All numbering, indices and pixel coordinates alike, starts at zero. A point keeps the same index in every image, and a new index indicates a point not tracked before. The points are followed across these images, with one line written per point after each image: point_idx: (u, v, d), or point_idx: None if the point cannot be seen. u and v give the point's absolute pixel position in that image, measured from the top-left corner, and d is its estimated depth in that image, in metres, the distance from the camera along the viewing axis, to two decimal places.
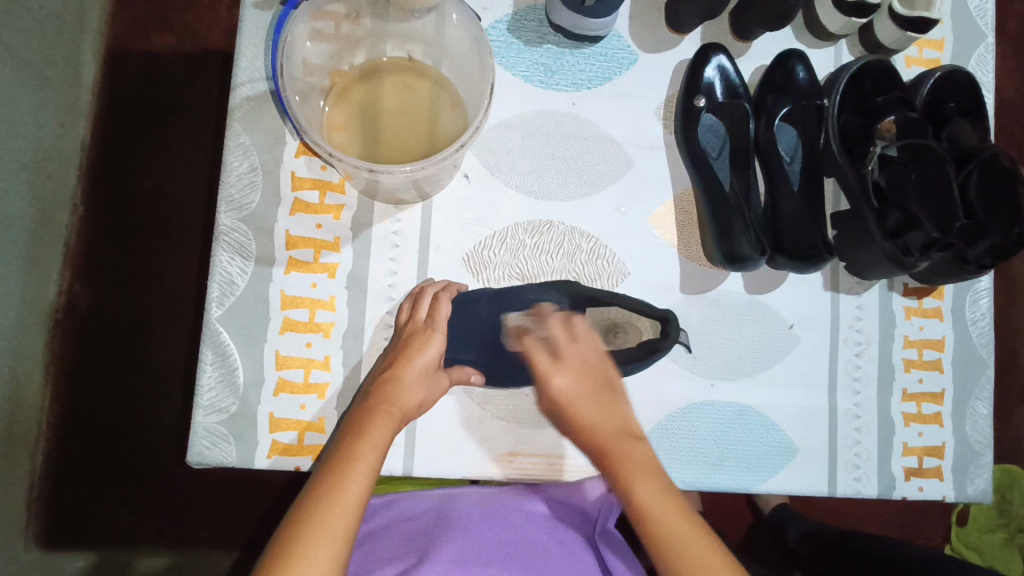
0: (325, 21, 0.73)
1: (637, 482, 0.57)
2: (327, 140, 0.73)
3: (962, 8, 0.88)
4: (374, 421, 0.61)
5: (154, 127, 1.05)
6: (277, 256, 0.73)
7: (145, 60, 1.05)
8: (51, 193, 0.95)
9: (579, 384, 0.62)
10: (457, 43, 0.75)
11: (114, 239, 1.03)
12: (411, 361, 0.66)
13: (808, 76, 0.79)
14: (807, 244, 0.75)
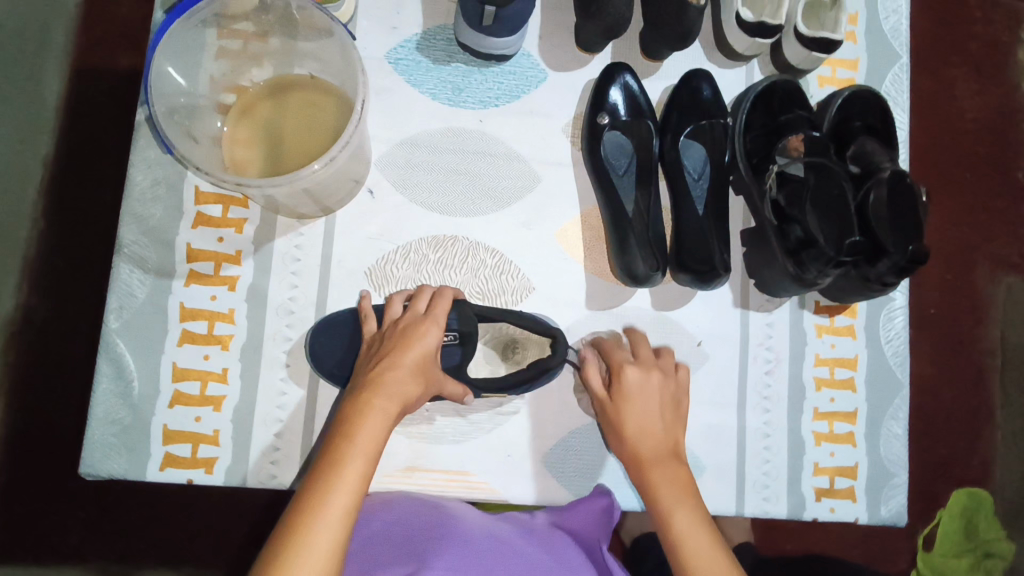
0: (232, 39, 0.76)
1: (659, 478, 0.66)
2: (227, 154, 0.73)
3: (876, 28, 0.89)
4: (373, 407, 0.59)
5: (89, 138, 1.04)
6: (177, 269, 0.74)
7: (96, 74, 1.04)
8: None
9: (646, 386, 0.70)
10: (335, 58, 0.74)
11: (47, 249, 1.01)
12: (409, 353, 0.63)
13: (712, 94, 0.80)
14: (706, 259, 0.75)
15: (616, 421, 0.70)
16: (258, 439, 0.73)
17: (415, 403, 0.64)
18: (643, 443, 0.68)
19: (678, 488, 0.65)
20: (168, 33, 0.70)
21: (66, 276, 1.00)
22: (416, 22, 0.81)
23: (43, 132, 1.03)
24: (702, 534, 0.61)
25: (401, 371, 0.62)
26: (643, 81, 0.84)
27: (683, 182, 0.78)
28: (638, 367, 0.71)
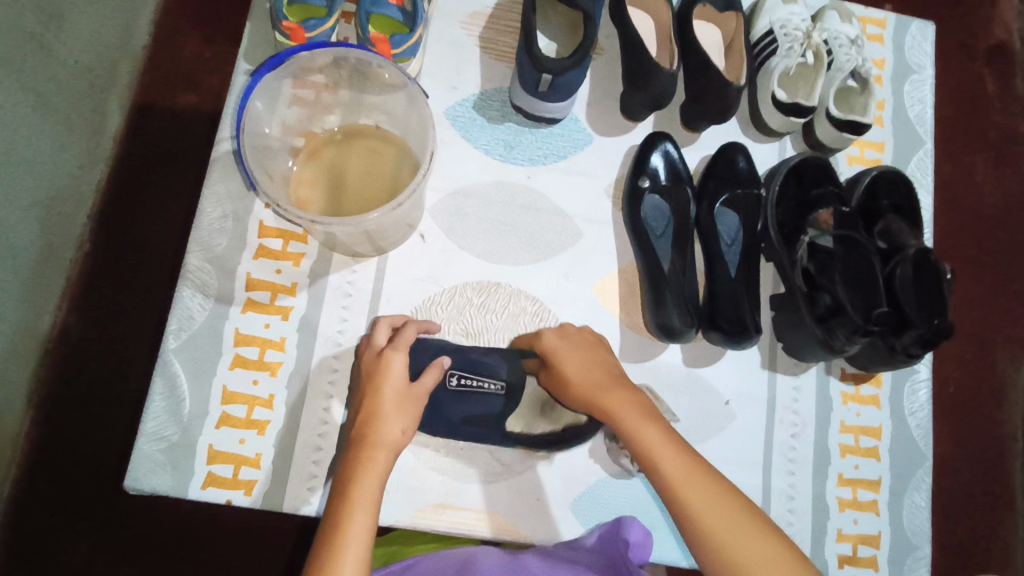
0: (306, 89, 0.81)
1: (609, 402, 0.65)
2: (293, 193, 0.79)
3: (902, 115, 0.95)
4: (371, 454, 0.61)
5: (158, 172, 1.12)
6: (236, 296, 0.79)
7: (168, 116, 1.14)
8: (59, 224, 1.00)
9: (566, 337, 0.73)
10: (403, 112, 0.81)
11: (109, 274, 1.06)
12: (381, 392, 0.65)
13: (747, 166, 0.85)
14: (738, 321, 0.78)
15: (555, 377, 0.71)
16: (296, 465, 0.75)
17: (404, 432, 0.64)
18: (585, 377, 0.68)
19: (628, 403, 0.64)
20: (261, 83, 0.75)
21: (124, 300, 1.06)
22: (475, 84, 0.88)
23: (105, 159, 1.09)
24: (658, 431, 0.61)
25: (384, 407, 0.64)
26: (683, 149, 0.89)
27: (717, 247, 0.83)
28: (552, 328, 0.74)
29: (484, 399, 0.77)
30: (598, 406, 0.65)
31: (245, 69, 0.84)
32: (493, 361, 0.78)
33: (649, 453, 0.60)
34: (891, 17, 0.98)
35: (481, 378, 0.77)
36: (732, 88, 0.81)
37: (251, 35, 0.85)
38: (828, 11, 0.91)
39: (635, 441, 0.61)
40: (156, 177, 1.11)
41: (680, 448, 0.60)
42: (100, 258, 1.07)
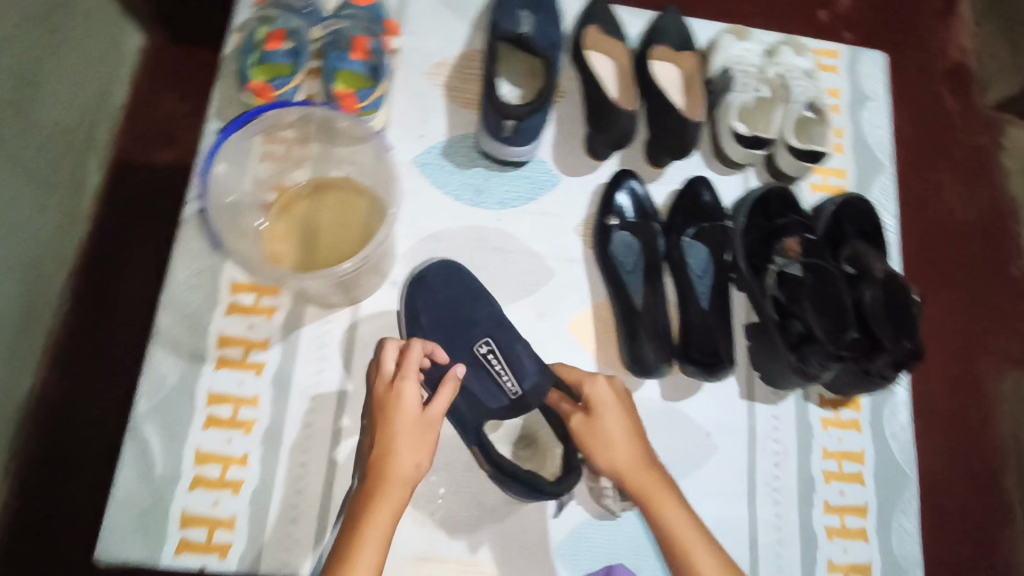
0: (275, 145, 0.84)
1: (647, 488, 0.68)
2: (265, 247, 0.78)
3: (861, 141, 0.97)
4: (382, 493, 0.62)
5: (138, 226, 1.14)
6: (208, 354, 0.78)
7: (145, 173, 1.18)
8: (36, 287, 1.01)
9: (613, 399, 0.73)
10: (369, 163, 0.81)
11: (89, 331, 1.07)
12: (397, 426, 0.66)
13: (712, 199, 0.87)
14: (711, 351, 0.79)
15: (594, 436, 0.71)
16: (273, 524, 0.74)
17: (419, 467, 0.65)
18: (626, 456, 0.70)
19: (669, 494, 0.67)
20: (226, 144, 0.78)
21: (106, 359, 1.06)
22: (442, 130, 0.89)
23: (83, 218, 1.11)
24: (694, 530, 0.65)
25: (396, 440, 0.65)
26: (648, 186, 0.91)
27: (688, 280, 0.83)
28: (602, 380, 0.74)
29: (494, 388, 0.76)
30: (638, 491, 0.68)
31: (215, 126, 0.85)
32: (528, 367, 0.73)
33: (680, 545, 0.64)
34: (843, 48, 1.01)
35: (502, 368, 0.75)
36: (691, 127, 0.83)
37: (219, 94, 0.85)
38: (782, 46, 0.95)
39: (671, 535, 0.65)
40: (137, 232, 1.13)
41: (715, 551, 0.64)
42: (78, 319, 1.07)
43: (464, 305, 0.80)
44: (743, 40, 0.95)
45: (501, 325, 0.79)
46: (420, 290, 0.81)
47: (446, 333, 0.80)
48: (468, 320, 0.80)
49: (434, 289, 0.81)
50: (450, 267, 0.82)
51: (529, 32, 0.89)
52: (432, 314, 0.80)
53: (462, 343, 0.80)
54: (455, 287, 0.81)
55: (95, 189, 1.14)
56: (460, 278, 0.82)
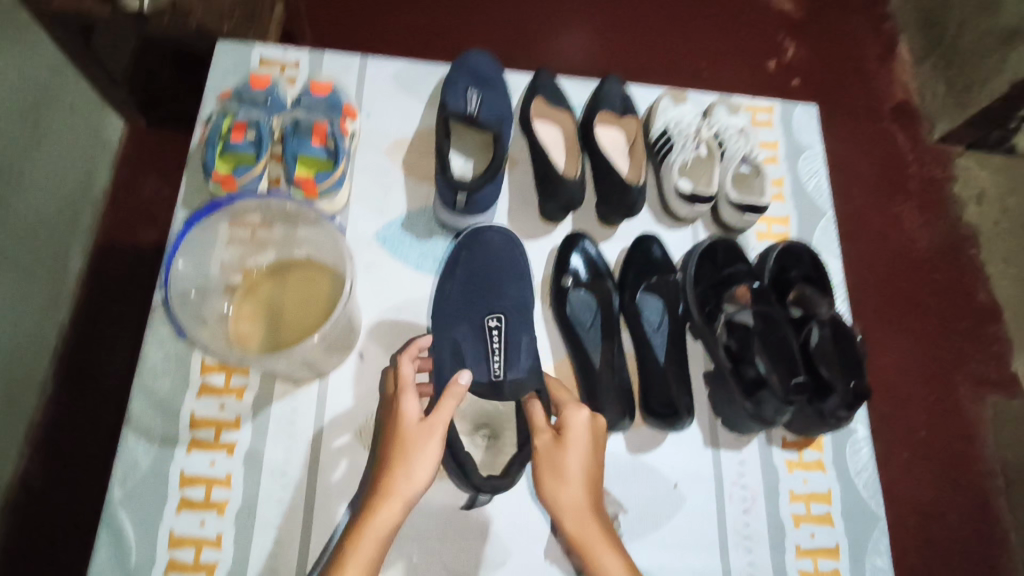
0: (241, 229, 0.87)
1: (590, 535, 0.68)
2: (234, 328, 0.82)
3: (800, 189, 1.03)
4: (378, 509, 0.66)
5: (123, 297, 1.38)
6: (180, 436, 0.80)
7: (130, 251, 1.43)
8: (31, 363, 1.20)
9: (587, 430, 0.74)
10: (326, 247, 0.85)
11: (81, 394, 1.28)
12: (396, 441, 0.70)
13: (662, 253, 0.92)
14: (665, 402, 0.83)
15: (554, 465, 0.72)
16: None
17: (419, 481, 0.68)
18: (578, 498, 0.70)
19: (609, 544, 0.68)
20: (189, 235, 0.83)
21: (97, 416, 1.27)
22: (400, 205, 0.94)
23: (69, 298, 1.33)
24: None
25: (395, 452, 0.70)
26: (599, 245, 0.95)
27: (643, 333, 0.87)
28: (583, 409, 0.76)
29: (482, 364, 0.81)
30: (580, 539, 0.68)
31: (183, 214, 0.89)
32: (523, 361, 0.79)
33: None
34: (775, 104, 1.08)
35: (500, 352, 0.81)
36: (633, 191, 0.89)
37: (188, 185, 0.90)
38: (717, 106, 1.02)
39: None
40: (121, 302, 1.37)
41: None
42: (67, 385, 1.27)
43: (504, 275, 0.88)
44: (680, 104, 1.01)
45: (519, 314, 0.86)
46: (473, 248, 0.89)
47: (472, 293, 0.87)
48: (499, 292, 0.87)
49: (486, 254, 0.89)
50: (495, 243, 0.89)
51: (477, 111, 0.94)
52: (470, 274, 0.88)
53: (482, 308, 0.86)
54: (499, 259, 0.89)
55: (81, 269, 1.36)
56: (510, 251, 0.89)
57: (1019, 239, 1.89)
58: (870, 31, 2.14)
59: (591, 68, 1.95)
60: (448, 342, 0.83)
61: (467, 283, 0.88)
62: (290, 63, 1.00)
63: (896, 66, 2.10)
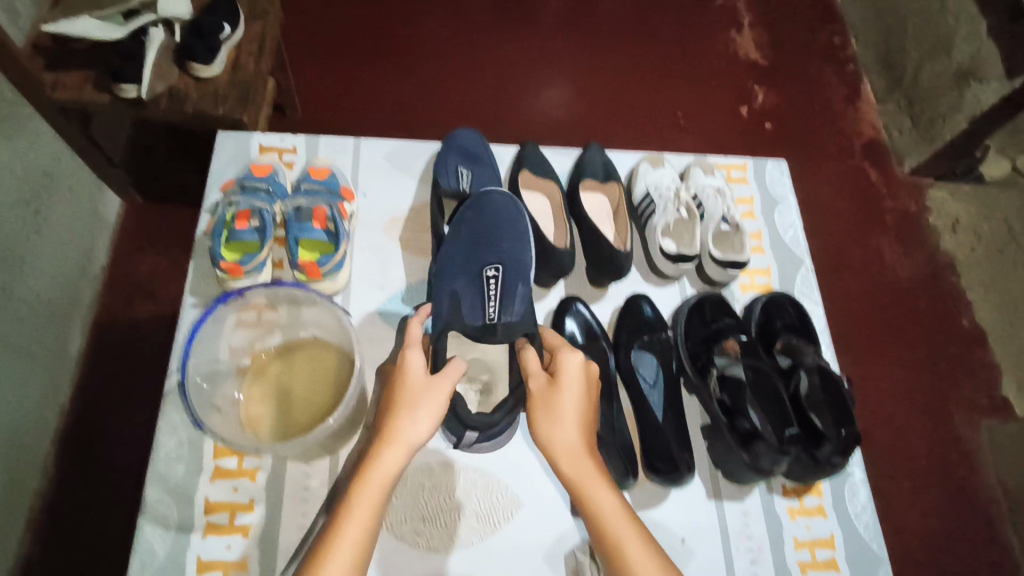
0: (249, 312, 0.89)
1: (584, 471, 0.74)
2: (244, 411, 0.85)
3: (779, 240, 1.08)
4: (383, 452, 0.71)
5: (116, 370, 1.57)
6: (195, 523, 0.81)
7: (125, 328, 1.63)
8: (31, 438, 1.39)
9: (580, 375, 0.80)
10: (333, 330, 0.89)
11: (77, 462, 1.47)
12: (401, 390, 0.76)
13: (653, 312, 0.96)
14: (667, 460, 0.85)
15: (549, 406, 0.78)
16: None
17: (423, 427, 0.74)
18: (572, 436, 0.76)
19: (602, 477, 0.74)
20: (203, 326, 0.86)
21: (90, 481, 1.46)
22: (399, 279, 0.98)
23: (68, 378, 1.52)
24: (619, 511, 0.71)
25: (399, 400, 0.75)
26: (591, 306, 0.99)
27: (638, 390, 0.91)
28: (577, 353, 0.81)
29: (479, 309, 0.89)
30: (573, 475, 0.74)
31: (192, 301, 0.92)
32: (517, 307, 0.87)
33: (602, 523, 0.70)
34: (748, 162, 1.14)
35: (495, 298, 0.89)
36: (621, 256, 0.94)
37: (195, 272, 0.94)
38: (692, 169, 1.08)
39: (596, 516, 0.71)
40: (113, 375, 1.56)
41: (638, 530, 0.70)
42: (66, 454, 1.47)
43: (503, 229, 0.94)
44: (658, 167, 1.07)
45: (517, 266, 0.91)
46: (475, 208, 0.96)
47: (471, 246, 0.94)
48: (496, 243, 0.93)
49: (486, 212, 0.95)
50: (495, 204, 0.95)
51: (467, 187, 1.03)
52: (471, 231, 0.94)
53: (480, 259, 0.93)
54: (497, 216, 0.95)
55: (79, 347, 1.57)
56: (510, 211, 0.95)
57: (993, 262, 1.95)
58: (835, 75, 2.25)
59: (573, 125, 2.05)
60: (447, 291, 0.90)
61: (468, 237, 0.94)
62: (288, 149, 1.05)
63: (863, 106, 2.21)
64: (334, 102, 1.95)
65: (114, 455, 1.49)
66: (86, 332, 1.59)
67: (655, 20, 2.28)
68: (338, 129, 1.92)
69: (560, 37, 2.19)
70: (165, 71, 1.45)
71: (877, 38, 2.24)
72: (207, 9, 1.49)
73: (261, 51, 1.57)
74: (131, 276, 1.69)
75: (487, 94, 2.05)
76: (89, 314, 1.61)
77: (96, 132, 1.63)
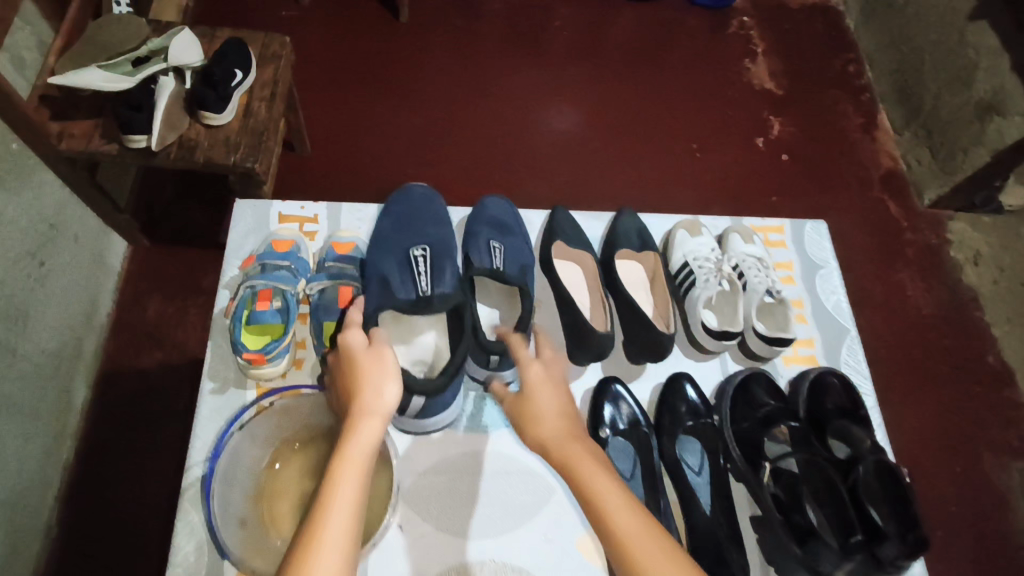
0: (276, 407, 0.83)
1: (569, 454, 0.71)
2: (267, 508, 0.80)
3: (821, 308, 1.03)
4: (355, 427, 0.69)
5: (122, 422, 1.52)
6: None
7: (131, 377, 1.57)
8: (34, 499, 1.34)
9: (538, 377, 0.80)
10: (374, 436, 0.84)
11: (81, 520, 1.41)
12: (355, 364, 0.74)
13: (697, 395, 0.91)
14: (720, 565, 0.79)
15: (526, 411, 0.78)
16: None
17: (389, 396, 0.72)
18: (553, 428, 0.75)
19: (586, 455, 0.70)
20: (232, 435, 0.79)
21: (94, 541, 1.40)
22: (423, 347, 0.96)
23: (73, 432, 1.47)
24: (612, 488, 0.67)
25: (361, 375, 0.74)
26: (629, 384, 0.94)
27: (684, 481, 0.86)
28: (534, 359, 0.82)
29: (409, 282, 0.92)
30: (559, 454, 0.72)
31: (211, 387, 0.87)
32: (448, 279, 0.91)
33: (593, 499, 0.66)
34: (785, 223, 1.10)
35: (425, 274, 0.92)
36: (665, 336, 0.89)
37: (213, 354, 0.89)
38: (731, 235, 1.04)
39: (594, 497, 0.66)
40: (118, 428, 1.51)
41: (634, 506, 0.66)
42: (70, 512, 1.42)
43: (424, 220, 1.00)
44: (695, 234, 1.03)
45: (441, 245, 0.97)
46: (398, 203, 1.03)
47: (400, 235, 0.98)
48: (421, 232, 0.98)
49: (411, 208, 1.02)
50: (514, 242, 0.99)
51: (502, 265, 0.95)
52: (395, 225, 1.00)
53: (409, 243, 0.97)
54: (510, 249, 0.98)
55: (84, 398, 1.51)
56: (430, 206, 1.03)
57: None
58: (851, 104, 2.21)
59: (587, 158, 1.99)
60: (375, 276, 0.92)
61: (396, 225, 1.00)
62: (309, 218, 1.01)
63: (880, 136, 2.16)
64: (341, 138, 1.90)
65: (120, 514, 1.43)
66: (90, 382, 1.54)
67: (667, 50, 2.24)
68: (348, 165, 1.87)
69: (572, 68, 2.15)
70: (175, 120, 1.40)
71: (893, 68, 2.20)
72: (219, 57, 1.46)
73: (272, 95, 1.52)
74: (137, 321, 1.63)
75: (500, 127, 2.00)
76: (94, 362, 1.56)
77: (102, 179, 1.58)
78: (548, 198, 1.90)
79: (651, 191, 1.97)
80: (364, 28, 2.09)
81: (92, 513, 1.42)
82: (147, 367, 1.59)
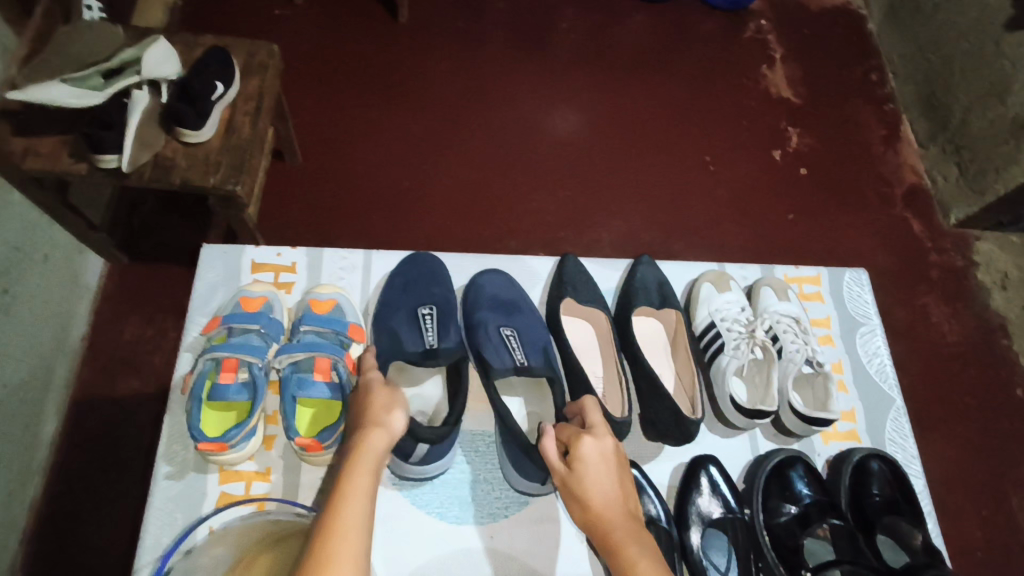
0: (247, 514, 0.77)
1: (620, 533, 0.70)
2: None
3: (863, 374, 0.97)
4: (367, 437, 0.73)
5: (94, 458, 1.36)
6: None
7: (104, 407, 1.41)
8: None
9: (604, 457, 0.77)
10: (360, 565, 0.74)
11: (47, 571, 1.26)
12: (370, 393, 0.80)
13: (726, 483, 0.86)
14: None
15: (579, 489, 0.76)
16: None
17: (399, 419, 0.77)
18: (606, 505, 0.74)
19: (634, 541, 0.69)
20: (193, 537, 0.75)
21: None
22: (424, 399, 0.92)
23: (39, 470, 1.31)
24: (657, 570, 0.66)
25: (377, 399, 0.79)
26: (644, 466, 0.88)
27: None
28: (588, 434, 0.77)
29: (417, 338, 0.95)
30: (611, 535, 0.71)
31: (166, 470, 0.83)
32: (452, 335, 0.95)
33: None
34: (823, 272, 1.04)
35: (432, 330, 0.95)
36: (691, 422, 0.83)
37: (168, 429, 0.85)
38: (762, 289, 0.99)
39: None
40: (86, 465, 1.35)
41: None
42: (35, 560, 1.26)
43: (430, 277, 1.01)
44: (724, 291, 0.97)
45: (449, 302, 0.99)
46: (406, 261, 1.02)
47: (406, 295, 0.99)
48: (429, 289, 0.99)
49: (421, 266, 1.02)
50: (524, 320, 0.97)
51: (524, 358, 0.92)
52: (409, 279, 1.00)
53: (415, 300, 0.98)
54: (523, 333, 0.96)
55: (52, 431, 1.35)
56: (438, 265, 1.03)
57: None
58: (873, 115, 2.04)
59: (591, 170, 1.84)
60: (386, 329, 0.96)
61: (404, 282, 1.00)
62: (286, 266, 0.99)
63: (903, 149, 1.99)
64: (325, 150, 1.76)
65: (91, 562, 1.28)
66: (62, 414, 1.38)
67: (676, 56, 2.07)
68: (340, 178, 1.73)
69: (578, 73, 2.00)
70: (148, 138, 1.24)
71: (918, 76, 2.02)
72: (199, 69, 1.32)
73: (258, 109, 1.38)
74: (111, 346, 1.47)
75: (502, 137, 1.86)
76: (68, 393, 1.40)
77: (76, 198, 1.40)
78: (554, 214, 1.76)
79: (665, 207, 1.82)
80: (350, 33, 1.94)
81: (60, 559, 1.27)
82: (122, 396, 1.43)
